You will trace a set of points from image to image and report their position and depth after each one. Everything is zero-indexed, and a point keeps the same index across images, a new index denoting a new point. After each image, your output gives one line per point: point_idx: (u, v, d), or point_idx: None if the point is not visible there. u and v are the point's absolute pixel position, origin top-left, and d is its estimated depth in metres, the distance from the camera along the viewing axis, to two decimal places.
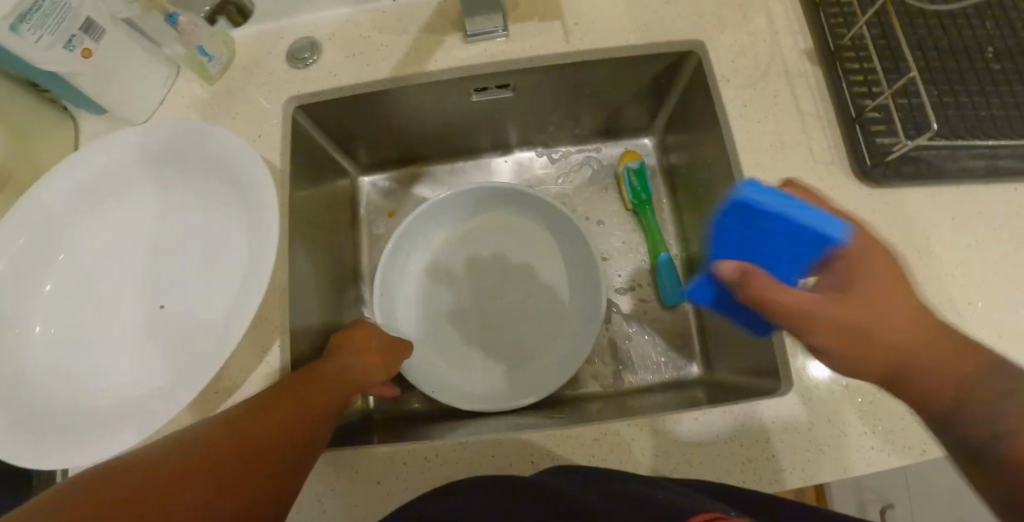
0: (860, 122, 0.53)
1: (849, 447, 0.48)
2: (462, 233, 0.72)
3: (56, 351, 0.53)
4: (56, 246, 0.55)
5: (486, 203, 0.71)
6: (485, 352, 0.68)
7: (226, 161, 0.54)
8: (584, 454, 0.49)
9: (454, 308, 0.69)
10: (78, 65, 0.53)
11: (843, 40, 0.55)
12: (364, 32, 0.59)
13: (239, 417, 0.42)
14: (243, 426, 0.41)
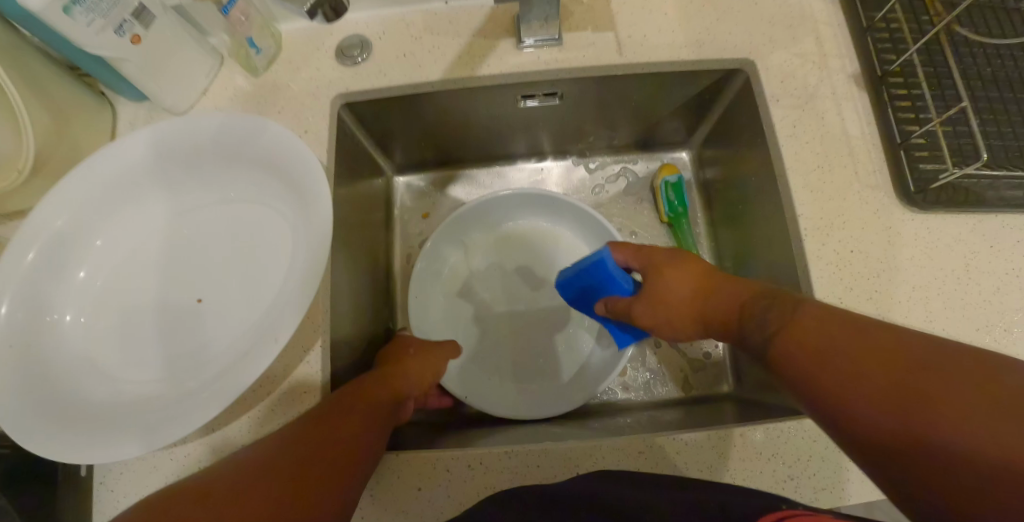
0: (905, 148, 0.54)
1: None
2: (498, 236, 0.72)
3: (87, 339, 0.52)
4: (92, 234, 0.55)
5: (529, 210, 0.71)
6: (516, 355, 0.67)
7: (282, 157, 0.54)
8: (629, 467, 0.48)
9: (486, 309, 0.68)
10: (125, 50, 0.52)
11: (890, 66, 0.57)
12: (417, 33, 0.60)
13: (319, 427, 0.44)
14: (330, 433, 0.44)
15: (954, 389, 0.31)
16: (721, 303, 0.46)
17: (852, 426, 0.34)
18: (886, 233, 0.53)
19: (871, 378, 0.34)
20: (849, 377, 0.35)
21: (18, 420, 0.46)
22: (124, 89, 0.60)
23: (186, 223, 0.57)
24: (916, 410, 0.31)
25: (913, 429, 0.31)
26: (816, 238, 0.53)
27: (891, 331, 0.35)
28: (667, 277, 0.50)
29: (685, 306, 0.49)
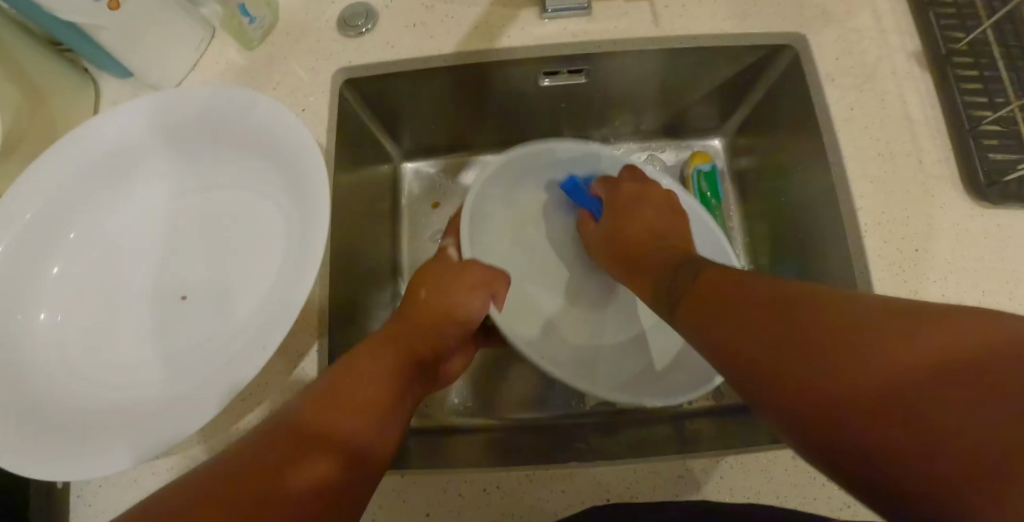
0: (975, 135, 0.48)
1: None
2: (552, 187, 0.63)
3: (61, 341, 0.47)
4: (67, 224, 0.49)
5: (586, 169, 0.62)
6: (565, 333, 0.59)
7: (276, 137, 0.48)
8: (665, 493, 0.42)
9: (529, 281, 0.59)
10: (103, 16, 0.46)
11: (957, 44, 0.51)
12: (428, 2, 0.54)
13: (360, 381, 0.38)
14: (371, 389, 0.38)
15: (984, 404, 0.22)
16: (649, 231, 0.50)
17: (837, 427, 0.26)
18: (954, 231, 0.47)
19: (870, 371, 0.25)
20: (837, 369, 0.26)
21: None
22: (106, 64, 0.55)
23: (172, 212, 0.52)
24: (916, 407, 0.23)
25: (912, 424, 0.23)
26: (875, 235, 0.47)
27: (880, 312, 0.27)
28: (632, 198, 0.53)
29: (637, 237, 0.50)
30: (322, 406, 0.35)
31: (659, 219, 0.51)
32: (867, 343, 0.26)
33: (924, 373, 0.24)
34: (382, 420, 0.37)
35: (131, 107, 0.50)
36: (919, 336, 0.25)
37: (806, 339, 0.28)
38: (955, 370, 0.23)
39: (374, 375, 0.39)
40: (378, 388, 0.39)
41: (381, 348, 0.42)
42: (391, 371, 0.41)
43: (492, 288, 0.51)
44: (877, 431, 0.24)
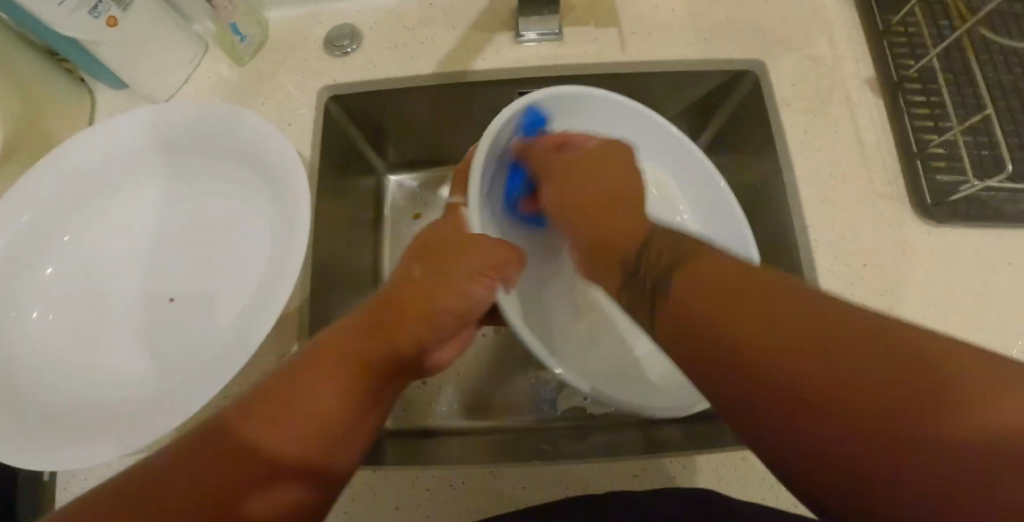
0: (922, 158, 0.51)
1: None
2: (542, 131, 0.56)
3: (50, 338, 0.49)
4: (61, 227, 0.52)
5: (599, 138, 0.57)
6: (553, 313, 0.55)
7: (262, 149, 0.51)
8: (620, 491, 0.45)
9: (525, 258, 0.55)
10: (101, 33, 0.49)
11: (906, 72, 0.54)
12: (410, 24, 0.57)
13: (309, 372, 0.34)
14: (346, 362, 0.35)
15: (950, 423, 0.20)
16: (618, 182, 0.42)
17: (803, 456, 0.23)
18: (900, 247, 0.50)
19: (829, 401, 0.22)
20: (794, 400, 0.23)
21: None
22: (103, 74, 0.57)
23: (162, 217, 0.54)
24: (893, 447, 0.21)
25: (887, 465, 0.21)
26: (826, 250, 0.50)
27: (838, 339, 0.23)
28: (603, 161, 0.44)
29: (621, 228, 0.38)
30: (259, 420, 0.31)
31: (580, 182, 0.43)
32: (813, 370, 0.23)
33: (877, 402, 0.21)
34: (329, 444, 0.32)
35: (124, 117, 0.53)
36: (866, 354, 0.22)
37: (768, 368, 0.24)
38: (906, 379, 0.21)
39: (333, 388, 0.34)
40: (333, 404, 0.33)
41: (356, 348, 0.36)
42: (356, 385, 0.35)
43: (503, 268, 0.43)
44: (844, 457, 0.22)
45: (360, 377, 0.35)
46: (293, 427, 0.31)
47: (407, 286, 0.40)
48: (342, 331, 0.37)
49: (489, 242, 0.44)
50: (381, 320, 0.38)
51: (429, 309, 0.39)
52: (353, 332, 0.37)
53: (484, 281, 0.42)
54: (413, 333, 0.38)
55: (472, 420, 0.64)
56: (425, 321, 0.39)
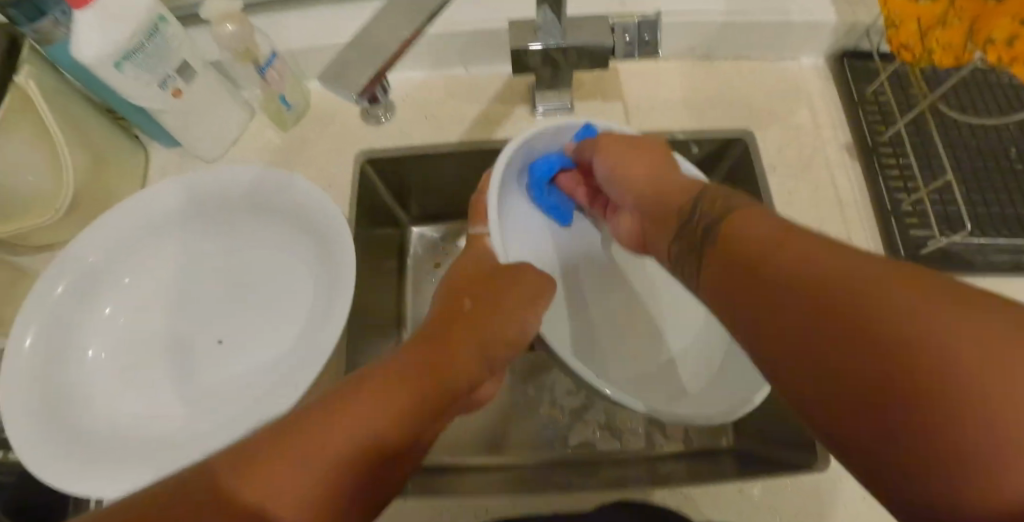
0: (896, 215, 0.57)
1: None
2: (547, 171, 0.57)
3: (109, 372, 0.55)
4: (120, 271, 0.57)
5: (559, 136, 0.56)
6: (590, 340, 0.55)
7: (307, 209, 0.57)
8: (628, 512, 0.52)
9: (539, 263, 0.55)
10: (167, 102, 0.56)
11: (879, 137, 0.60)
12: (436, 97, 0.64)
13: (386, 373, 0.38)
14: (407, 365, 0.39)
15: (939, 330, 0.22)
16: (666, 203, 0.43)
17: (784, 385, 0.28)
18: None
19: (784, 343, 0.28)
20: (799, 352, 0.27)
21: (38, 448, 0.47)
22: (159, 134, 0.64)
23: (214, 264, 0.60)
24: (918, 417, 0.22)
25: (887, 374, 0.23)
26: None
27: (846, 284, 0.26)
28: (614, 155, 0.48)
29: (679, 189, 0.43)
30: (337, 414, 0.34)
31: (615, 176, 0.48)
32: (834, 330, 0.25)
33: (914, 308, 0.23)
34: (349, 478, 0.33)
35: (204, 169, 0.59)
36: (896, 309, 0.23)
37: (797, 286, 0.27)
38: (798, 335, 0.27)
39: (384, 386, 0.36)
40: (404, 396, 0.36)
41: (384, 398, 0.36)
42: (392, 419, 0.35)
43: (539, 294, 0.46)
44: (859, 428, 0.24)
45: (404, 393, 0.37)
46: (330, 457, 0.32)
47: (434, 345, 0.41)
48: (357, 385, 0.36)
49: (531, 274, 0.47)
50: (393, 377, 0.37)
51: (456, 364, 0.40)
52: (377, 389, 0.36)
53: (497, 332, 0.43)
54: (433, 382, 0.38)
55: (486, 456, 0.67)
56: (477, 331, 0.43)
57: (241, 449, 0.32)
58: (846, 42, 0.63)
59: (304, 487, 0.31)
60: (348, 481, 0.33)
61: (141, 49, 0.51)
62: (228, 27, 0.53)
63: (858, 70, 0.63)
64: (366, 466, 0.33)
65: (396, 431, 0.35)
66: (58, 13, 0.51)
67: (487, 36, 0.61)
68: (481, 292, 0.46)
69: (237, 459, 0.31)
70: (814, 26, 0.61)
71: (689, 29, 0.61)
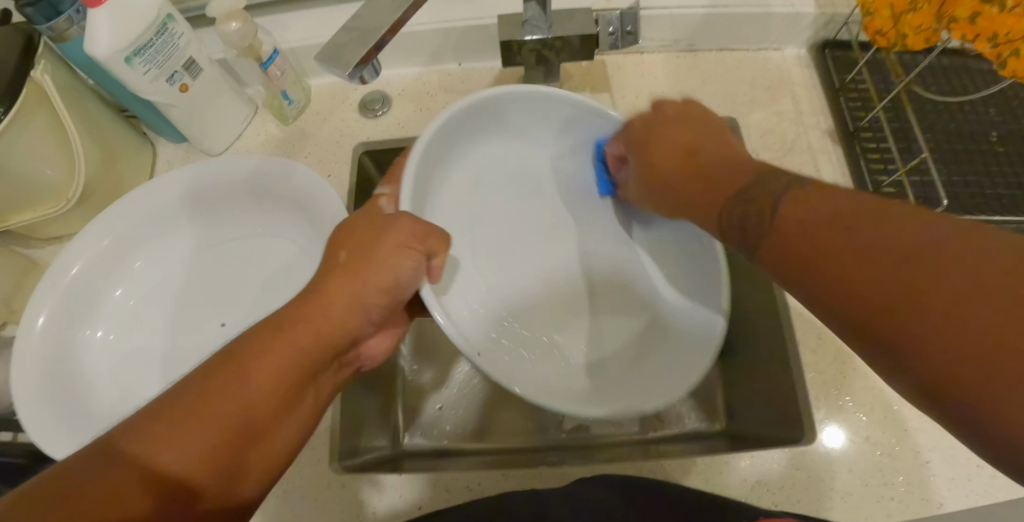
0: (877, 196, 0.59)
1: (859, 494, 0.51)
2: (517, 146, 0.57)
3: (115, 354, 0.57)
4: (128, 259, 0.60)
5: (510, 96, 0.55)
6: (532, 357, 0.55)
7: (307, 196, 0.59)
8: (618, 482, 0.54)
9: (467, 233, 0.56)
10: (174, 97, 0.59)
11: (860, 122, 0.62)
12: (431, 91, 0.67)
13: (263, 341, 0.37)
14: (280, 334, 0.38)
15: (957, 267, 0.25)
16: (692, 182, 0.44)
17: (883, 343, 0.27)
18: None
19: (873, 292, 0.28)
20: (887, 301, 0.27)
21: (48, 423, 0.50)
22: (167, 130, 0.67)
23: (218, 251, 0.62)
24: (995, 356, 0.23)
25: (965, 317, 0.24)
26: None
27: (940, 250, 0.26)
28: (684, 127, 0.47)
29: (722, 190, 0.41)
30: (230, 387, 0.34)
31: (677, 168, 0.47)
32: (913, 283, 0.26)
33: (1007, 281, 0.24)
34: (223, 452, 0.33)
35: (210, 160, 0.61)
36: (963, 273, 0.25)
37: (842, 258, 0.29)
38: (890, 291, 0.27)
39: (283, 365, 0.37)
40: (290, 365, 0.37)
41: (254, 372, 0.35)
42: (277, 389, 0.36)
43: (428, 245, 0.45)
44: (947, 372, 0.25)
45: (290, 361, 0.37)
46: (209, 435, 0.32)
47: (302, 305, 0.40)
48: (236, 356, 0.36)
49: (399, 232, 0.43)
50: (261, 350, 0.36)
51: (322, 331, 0.39)
52: (250, 352, 0.36)
53: (358, 303, 0.42)
54: (309, 339, 0.38)
55: (478, 442, 0.67)
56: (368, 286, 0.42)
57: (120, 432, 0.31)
58: (826, 32, 0.66)
59: (199, 458, 0.32)
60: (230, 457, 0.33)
61: (149, 45, 0.54)
62: (232, 25, 0.56)
63: (839, 59, 0.65)
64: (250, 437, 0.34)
65: (282, 405, 0.36)
66: (72, 11, 0.54)
67: (478, 31, 0.64)
68: (351, 241, 0.44)
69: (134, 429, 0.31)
70: (794, 17, 0.63)
71: (673, 22, 0.64)
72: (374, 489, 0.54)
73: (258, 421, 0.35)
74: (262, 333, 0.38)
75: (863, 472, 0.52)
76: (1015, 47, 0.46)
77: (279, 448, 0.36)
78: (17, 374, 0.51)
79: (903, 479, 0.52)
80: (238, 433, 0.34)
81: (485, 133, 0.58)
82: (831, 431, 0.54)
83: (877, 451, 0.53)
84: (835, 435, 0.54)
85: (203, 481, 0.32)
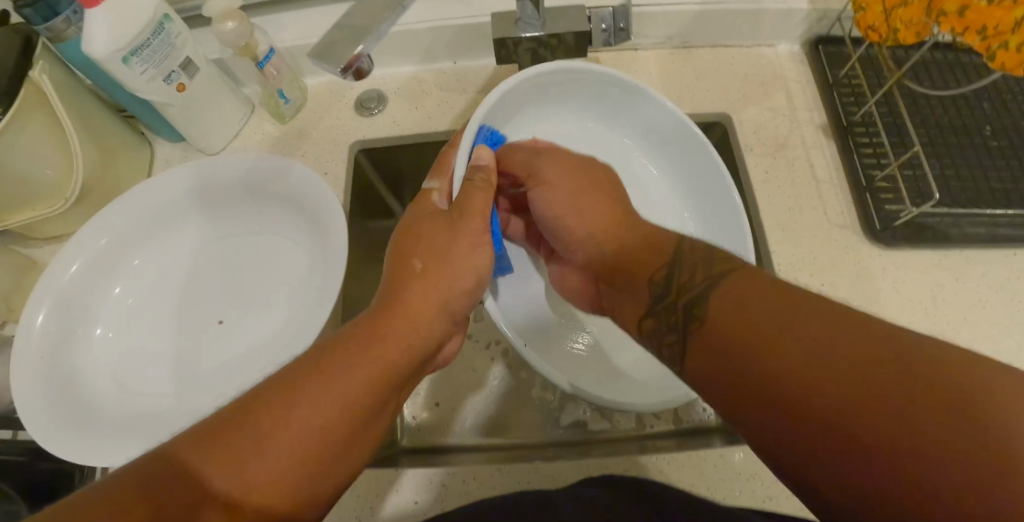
0: (870, 190, 0.59)
1: None
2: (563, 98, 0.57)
3: (113, 352, 0.57)
4: (126, 258, 0.60)
5: (565, 79, 0.56)
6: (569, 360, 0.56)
7: (304, 194, 0.59)
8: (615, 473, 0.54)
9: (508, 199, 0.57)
10: (172, 97, 0.60)
11: (853, 117, 0.62)
12: (427, 89, 0.67)
13: (349, 347, 0.38)
14: (368, 340, 0.38)
15: (851, 417, 0.28)
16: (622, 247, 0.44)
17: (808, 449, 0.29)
18: (856, 269, 0.57)
19: (817, 406, 0.29)
20: (837, 411, 0.28)
21: (47, 420, 0.50)
22: (164, 130, 0.67)
23: (215, 250, 0.63)
24: (928, 478, 0.26)
25: (900, 447, 0.27)
26: (787, 270, 0.58)
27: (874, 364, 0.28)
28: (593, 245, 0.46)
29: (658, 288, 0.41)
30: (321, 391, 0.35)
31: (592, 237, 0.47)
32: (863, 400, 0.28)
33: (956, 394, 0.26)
34: (312, 461, 0.34)
35: (207, 160, 0.62)
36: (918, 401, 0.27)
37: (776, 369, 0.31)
38: (833, 399, 0.28)
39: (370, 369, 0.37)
40: (377, 370, 0.37)
41: (322, 392, 0.35)
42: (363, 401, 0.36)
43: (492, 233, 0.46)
44: (868, 486, 0.27)
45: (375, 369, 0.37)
46: (267, 455, 0.32)
47: (391, 309, 0.41)
48: (315, 363, 0.36)
49: (470, 229, 0.44)
50: (328, 368, 0.36)
51: (395, 352, 0.39)
52: (339, 357, 0.37)
53: (429, 321, 0.42)
54: (395, 348, 0.39)
55: (478, 438, 0.67)
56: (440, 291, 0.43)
57: (209, 427, 0.33)
58: (819, 28, 0.66)
59: (284, 468, 0.32)
60: (295, 482, 0.33)
61: (146, 45, 0.55)
62: (228, 24, 0.56)
63: (833, 55, 0.66)
64: (310, 456, 0.33)
65: (369, 416, 0.37)
66: (69, 12, 0.55)
67: (473, 29, 0.64)
68: (417, 240, 0.44)
69: (224, 432, 0.32)
70: (787, 13, 0.64)
71: (666, 18, 0.64)
72: (373, 482, 0.55)
73: (345, 429, 0.35)
74: (353, 334, 0.38)
75: None
76: (1003, 40, 0.46)
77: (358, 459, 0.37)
78: (16, 372, 0.52)
79: None
80: (319, 441, 0.34)
81: (547, 100, 0.58)
82: None
83: None
84: None
85: (287, 492, 0.32)
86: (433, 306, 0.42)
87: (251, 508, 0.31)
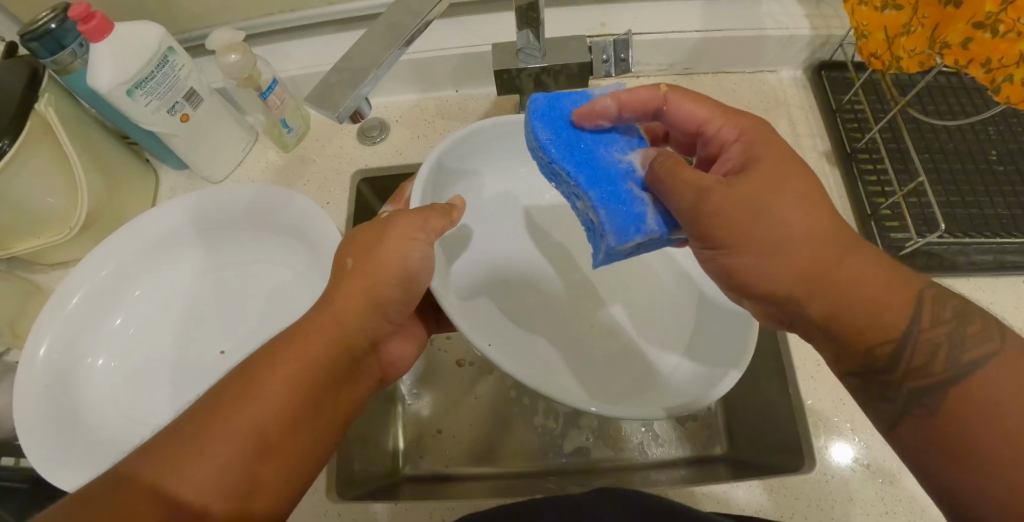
0: (875, 218, 0.59)
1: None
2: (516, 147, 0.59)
3: (112, 381, 0.57)
4: (128, 286, 0.61)
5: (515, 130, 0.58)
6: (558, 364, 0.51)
7: (305, 224, 0.60)
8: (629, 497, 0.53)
9: (485, 208, 0.58)
10: (176, 127, 0.60)
11: (857, 144, 0.62)
12: (429, 117, 0.68)
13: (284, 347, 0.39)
14: (308, 331, 0.40)
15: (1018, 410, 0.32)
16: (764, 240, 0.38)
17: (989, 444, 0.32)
18: None
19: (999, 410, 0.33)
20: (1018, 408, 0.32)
21: (48, 450, 0.50)
22: (169, 158, 0.68)
23: (217, 277, 0.63)
24: None
25: None
26: None
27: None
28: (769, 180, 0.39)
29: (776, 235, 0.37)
30: (264, 382, 0.37)
31: (720, 189, 0.39)
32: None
33: None
34: (258, 448, 0.35)
35: (209, 188, 0.62)
36: None
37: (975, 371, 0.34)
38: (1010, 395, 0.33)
39: (306, 359, 0.39)
40: (319, 359, 0.39)
41: (260, 391, 0.37)
42: (304, 385, 0.38)
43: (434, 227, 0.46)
44: None
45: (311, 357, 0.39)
46: (211, 457, 0.34)
47: (326, 305, 0.42)
48: (257, 360, 0.38)
49: (404, 223, 0.45)
50: (263, 368, 0.38)
51: (319, 345, 0.40)
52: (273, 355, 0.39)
53: (354, 312, 0.42)
54: (327, 340, 0.40)
55: (478, 466, 0.66)
56: (375, 282, 0.43)
57: (162, 438, 0.35)
58: (821, 54, 0.66)
59: (235, 463, 0.34)
60: (245, 474, 0.35)
61: (150, 78, 0.55)
62: (231, 57, 0.56)
63: (836, 80, 0.66)
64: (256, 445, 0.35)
65: (311, 404, 0.38)
66: (76, 45, 0.56)
67: (474, 57, 0.64)
68: (360, 245, 0.45)
69: (178, 436, 0.34)
70: (789, 39, 0.64)
71: (668, 46, 0.64)
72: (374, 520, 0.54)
73: (291, 416, 0.37)
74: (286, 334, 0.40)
75: (862, 499, 0.52)
76: (1008, 73, 0.45)
77: (313, 447, 0.38)
78: (18, 402, 0.52)
79: (903, 507, 0.52)
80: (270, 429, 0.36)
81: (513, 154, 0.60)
82: (837, 446, 0.55)
83: (879, 479, 0.53)
84: (842, 450, 0.54)
85: (237, 483, 0.34)
86: (374, 303, 0.43)
87: (214, 503, 0.33)
